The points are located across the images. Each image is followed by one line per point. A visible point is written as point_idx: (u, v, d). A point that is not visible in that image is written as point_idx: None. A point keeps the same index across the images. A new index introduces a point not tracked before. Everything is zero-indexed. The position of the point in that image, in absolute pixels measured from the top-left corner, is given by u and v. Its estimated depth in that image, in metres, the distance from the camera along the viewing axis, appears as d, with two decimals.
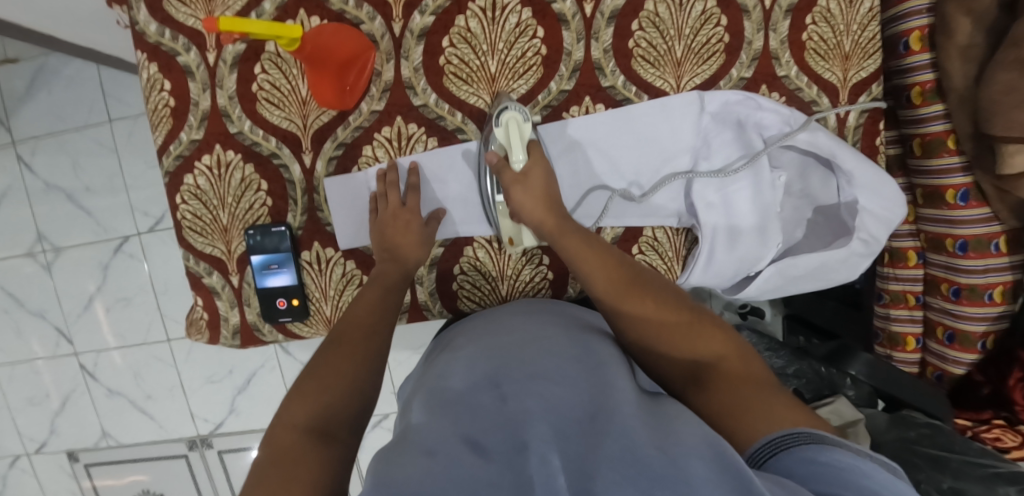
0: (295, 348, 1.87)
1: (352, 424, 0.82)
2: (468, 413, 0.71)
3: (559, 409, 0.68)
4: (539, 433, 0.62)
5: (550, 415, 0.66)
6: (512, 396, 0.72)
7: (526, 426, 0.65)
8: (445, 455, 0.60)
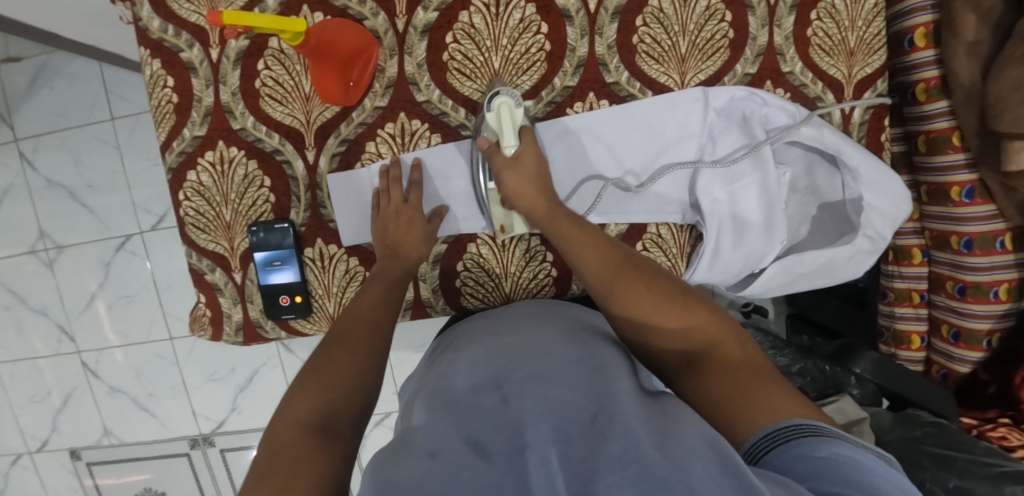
0: (297, 347, 1.87)
1: (357, 420, 0.79)
2: (469, 415, 0.69)
3: (562, 412, 0.66)
4: (539, 435, 0.62)
5: (553, 418, 0.65)
6: (514, 396, 0.71)
7: (528, 429, 0.63)
8: (446, 459, 0.58)
